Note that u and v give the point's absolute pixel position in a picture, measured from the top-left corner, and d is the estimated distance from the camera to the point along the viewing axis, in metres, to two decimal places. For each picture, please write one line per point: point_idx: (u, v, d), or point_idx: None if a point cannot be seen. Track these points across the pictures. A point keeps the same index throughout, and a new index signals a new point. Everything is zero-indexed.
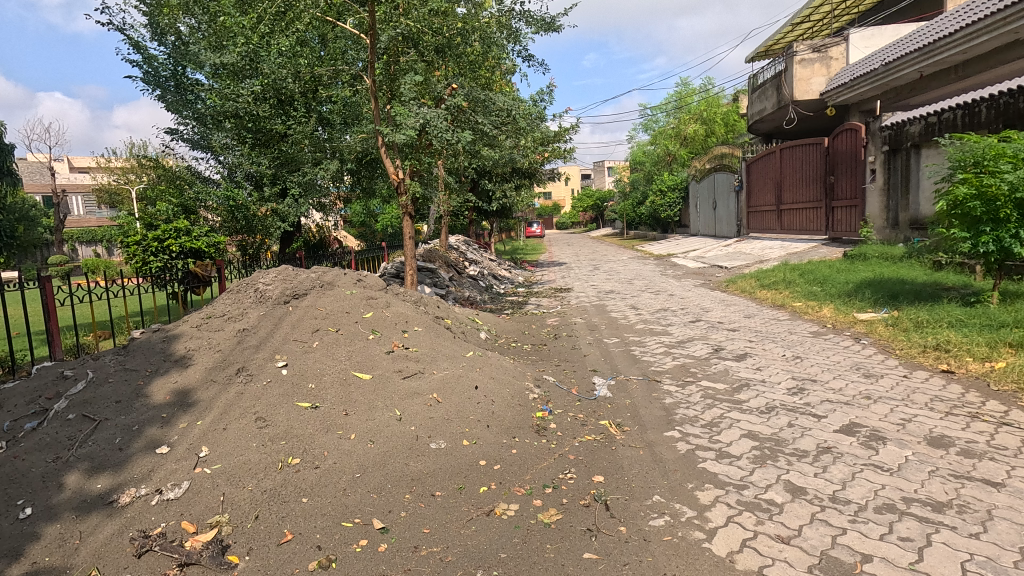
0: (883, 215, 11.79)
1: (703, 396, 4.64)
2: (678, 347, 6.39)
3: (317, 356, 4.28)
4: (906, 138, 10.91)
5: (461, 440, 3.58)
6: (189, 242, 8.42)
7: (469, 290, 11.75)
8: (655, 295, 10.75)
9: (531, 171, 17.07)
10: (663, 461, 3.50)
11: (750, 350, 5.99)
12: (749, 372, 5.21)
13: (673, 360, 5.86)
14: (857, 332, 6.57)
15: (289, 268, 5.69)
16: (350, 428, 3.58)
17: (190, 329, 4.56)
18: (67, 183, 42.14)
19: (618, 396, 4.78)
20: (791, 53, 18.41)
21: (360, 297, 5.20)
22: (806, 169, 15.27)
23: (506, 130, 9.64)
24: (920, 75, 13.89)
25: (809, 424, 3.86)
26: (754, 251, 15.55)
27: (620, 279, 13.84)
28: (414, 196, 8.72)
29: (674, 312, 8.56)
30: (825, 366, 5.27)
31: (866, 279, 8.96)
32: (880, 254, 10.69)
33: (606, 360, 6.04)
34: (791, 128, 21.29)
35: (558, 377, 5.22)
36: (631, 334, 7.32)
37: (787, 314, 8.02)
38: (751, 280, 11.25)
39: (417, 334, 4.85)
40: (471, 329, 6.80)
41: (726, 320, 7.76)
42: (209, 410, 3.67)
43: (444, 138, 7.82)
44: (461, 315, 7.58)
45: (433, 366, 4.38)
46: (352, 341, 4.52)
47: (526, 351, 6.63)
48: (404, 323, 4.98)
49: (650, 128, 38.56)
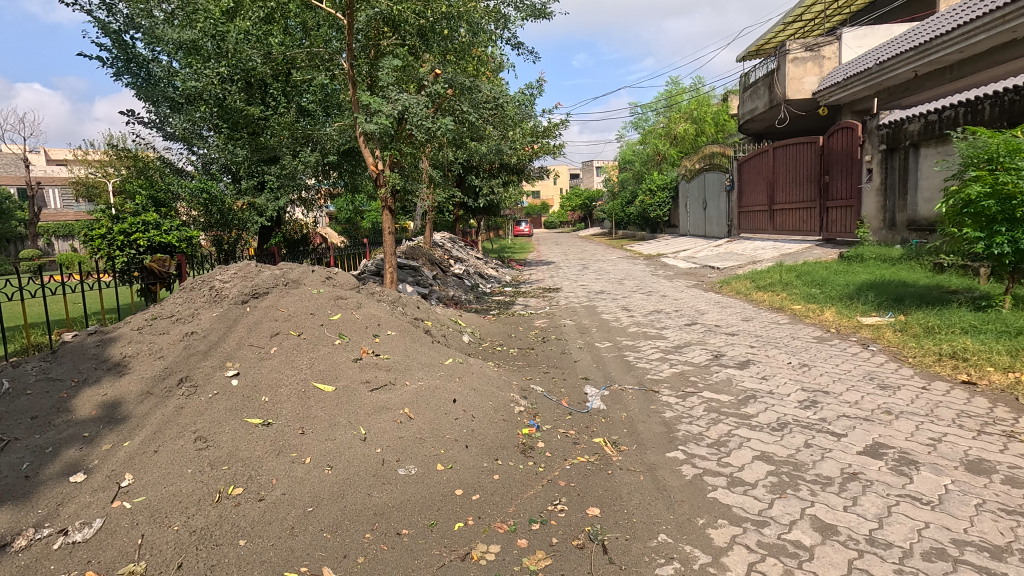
0: (880, 216, 11.49)
1: (706, 409, 4.21)
2: (674, 353, 5.97)
3: (273, 364, 3.77)
4: (905, 137, 10.60)
5: (435, 464, 3.10)
6: (158, 236, 7.84)
7: (454, 290, 11.26)
8: (647, 295, 10.35)
9: (520, 166, 16.59)
10: (667, 489, 3.04)
11: (753, 357, 5.58)
12: (754, 382, 4.79)
13: (670, 367, 5.44)
14: (863, 338, 6.19)
15: (251, 264, 5.16)
16: (305, 450, 3.08)
17: (130, 331, 4.02)
18: (42, 175, 40.86)
19: (612, 408, 4.33)
20: (784, 52, 18.10)
21: (328, 297, 4.68)
22: (799, 169, 14.98)
23: (492, 120, 9.14)
24: (915, 74, 13.63)
25: (829, 444, 3.44)
26: (746, 252, 15.24)
27: (610, 279, 13.44)
28: (394, 189, 8.21)
29: (668, 314, 8.15)
30: (835, 375, 4.86)
31: (867, 281, 8.61)
32: (878, 255, 10.39)
33: (598, 366, 5.60)
34: (782, 127, 21.03)
35: (546, 386, 4.76)
36: (624, 338, 6.90)
37: (787, 317, 7.63)
38: (746, 280, 10.88)
39: (389, 338, 4.34)
40: (453, 331, 6.30)
41: (724, 323, 7.36)
42: (141, 428, 3.14)
43: (425, 127, 7.32)
44: (443, 316, 7.09)
45: (406, 376, 3.87)
46: (315, 347, 4.01)
47: (513, 356, 6.16)
48: (376, 326, 4.48)
49: (640, 127, 38.28)
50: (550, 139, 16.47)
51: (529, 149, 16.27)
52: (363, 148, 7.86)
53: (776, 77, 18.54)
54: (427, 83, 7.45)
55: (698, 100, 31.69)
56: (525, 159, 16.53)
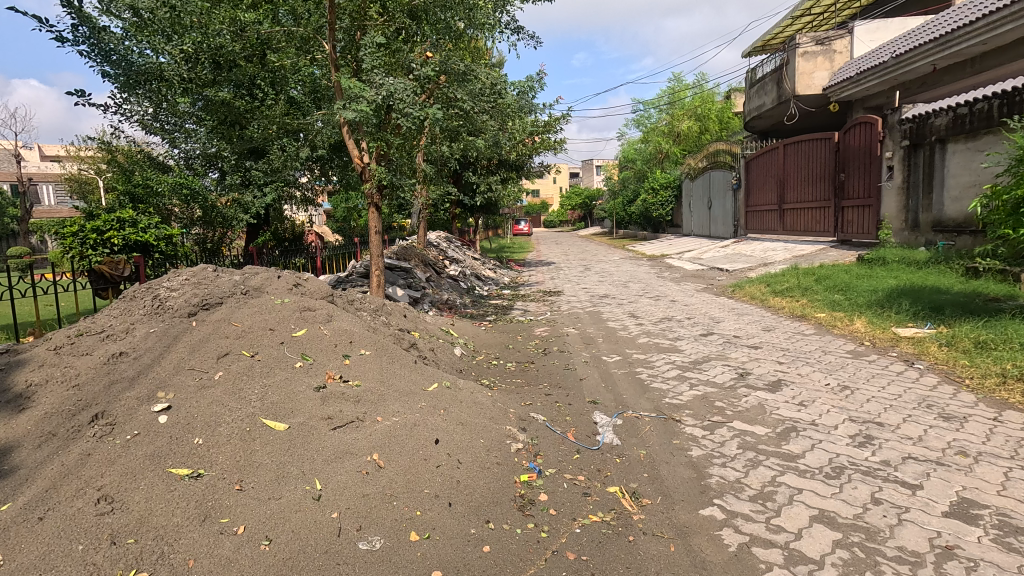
0: (902, 216, 10.82)
1: (741, 447, 3.52)
2: (692, 369, 5.28)
3: (214, 394, 3.07)
4: (931, 132, 9.93)
5: (407, 533, 2.40)
6: (135, 234, 7.01)
7: (449, 293, 10.55)
8: (655, 300, 9.66)
9: (519, 162, 15.89)
10: (707, 567, 2.35)
11: (784, 377, 4.89)
12: (790, 409, 4.10)
13: (689, 389, 4.75)
14: (905, 353, 5.50)
15: (204, 269, 4.45)
16: (240, 515, 2.38)
17: (46, 353, 3.33)
18: (34, 170, 40.04)
19: (628, 443, 3.63)
20: (793, 45, 17.36)
21: (293, 308, 3.99)
22: (812, 167, 14.29)
23: (491, 111, 8.44)
24: (933, 68, 12.94)
25: (904, 501, 2.75)
26: (756, 253, 14.55)
27: (614, 281, 12.77)
28: (381, 184, 7.51)
29: (680, 323, 7.47)
30: (885, 401, 4.17)
31: (895, 286, 7.94)
32: (900, 257, 9.72)
33: (607, 386, 4.91)
34: (791, 124, 20.34)
35: (549, 414, 4.06)
36: (633, 350, 6.21)
37: (812, 327, 6.93)
38: (761, 284, 10.20)
39: (364, 358, 3.66)
40: (443, 345, 5.60)
41: (744, 334, 6.67)
42: (30, 484, 2.46)
43: (412, 115, 6.61)
44: (434, 324, 6.39)
45: (379, 409, 3.17)
46: (272, 372, 3.32)
47: (511, 373, 5.46)
48: (348, 343, 3.79)
49: (642, 124, 37.58)
50: (551, 135, 15.78)
51: (529, 145, 15.57)
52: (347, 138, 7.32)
53: (784, 72, 17.83)
54: (415, 66, 6.73)
55: (702, 97, 30.97)
56: (524, 155, 15.81)
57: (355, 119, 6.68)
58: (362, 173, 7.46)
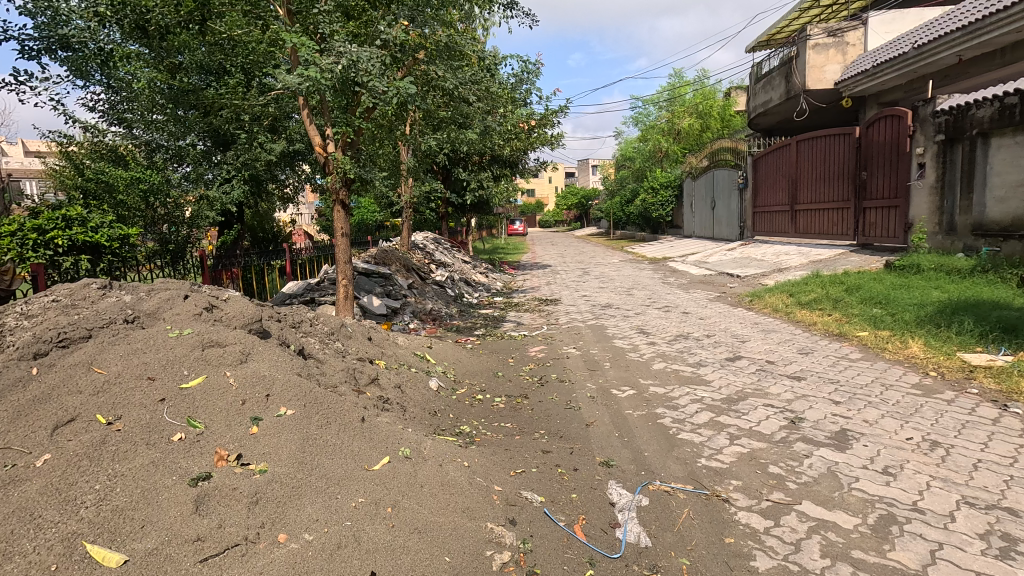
0: (935, 218, 9.77)
1: (826, 555, 2.42)
2: (727, 412, 4.18)
3: (20, 499, 1.91)
4: (971, 125, 8.90)
5: None
6: (85, 234, 6.10)
7: (433, 301, 9.43)
8: (664, 311, 8.60)
9: (513, 158, 14.81)
10: None
11: (849, 427, 3.79)
12: (874, 482, 3.01)
13: (730, 443, 3.64)
14: (989, 388, 4.43)
15: (86, 284, 3.32)
16: None
17: None
18: (15, 164, 38.58)
19: (663, 546, 2.53)
20: (803, 37, 16.27)
21: (191, 346, 2.85)
22: (829, 165, 13.22)
23: (477, 91, 7.25)
24: (959, 60, 11.92)
25: None
26: (768, 258, 13.51)
27: (617, 288, 11.70)
28: (348, 179, 6.28)
29: (699, 343, 6.37)
30: (1000, 471, 3.09)
31: (944, 299, 6.91)
32: (937, 264, 8.67)
33: (621, 439, 3.80)
34: (801, 120, 19.31)
35: (547, 491, 2.94)
36: (647, 380, 5.11)
37: (857, 350, 5.84)
38: (782, 293, 9.15)
39: (283, 420, 2.54)
40: (413, 378, 4.48)
41: (777, 359, 5.61)
42: None
43: (377, 90, 5.47)
44: (409, 347, 5.25)
45: (285, 521, 2.03)
46: (130, 453, 2.18)
47: (498, 415, 4.36)
48: (265, 397, 2.66)
49: (641, 122, 36.65)
50: (546, 129, 14.71)
51: (524, 140, 14.44)
52: (303, 115, 6.11)
53: (795, 65, 16.71)
54: (382, 29, 5.49)
55: (702, 93, 29.99)
56: (518, 151, 14.71)
57: (307, 90, 5.52)
58: (324, 165, 6.26)
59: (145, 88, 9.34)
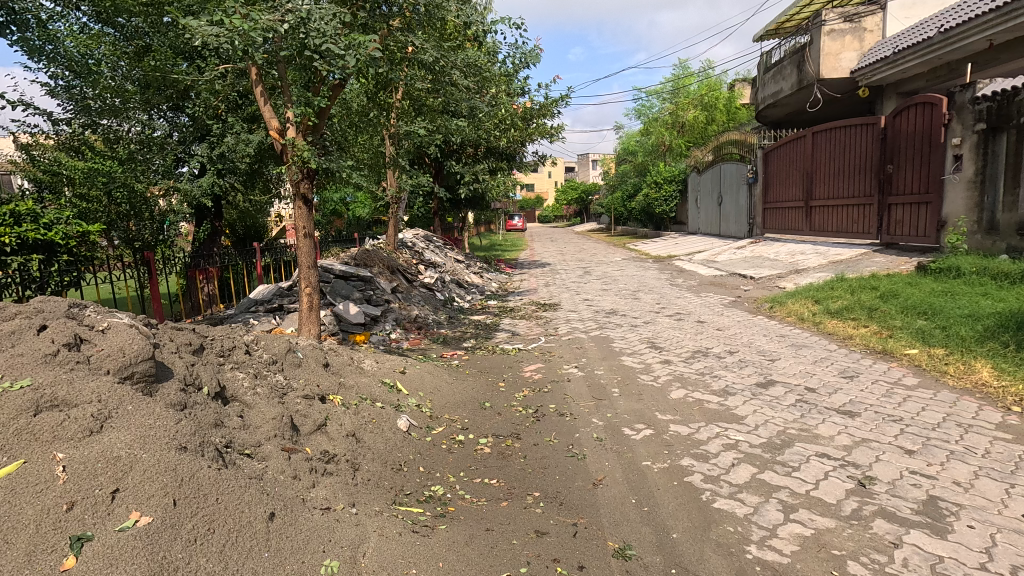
0: (973, 215, 8.87)
1: None
2: (772, 467, 3.26)
3: None
4: (1017, 113, 7.98)
5: None
6: (38, 231, 5.66)
7: (420, 307, 8.51)
8: (676, 320, 7.70)
9: (511, 150, 13.87)
10: None
11: (939, 495, 2.87)
12: None
13: (785, 517, 2.74)
14: None
15: None
16: None
17: None
18: None
19: None
20: (818, 23, 15.21)
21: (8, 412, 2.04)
22: (849, 158, 12.27)
23: (465, 70, 6.29)
24: (989, 44, 10.91)
25: None
26: (782, 258, 12.60)
27: (621, 291, 10.82)
28: (311, 170, 5.31)
29: (721, 362, 5.48)
30: None
31: (1000, 309, 6.00)
32: (979, 266, 7.76)
33: (639, 508, 2.90)
34: (814, 112, 18.29)
35: None
36: (665, 415, 4.19)
37: (911, 373, 4.94)
38: (805, 299, 8.27)
39: (123, 539, 1.76)
40: (378, 420, 3.58)
41: (818, 385, 4.71)
42: None
43: (336, 57, 4.52)
44: (375, 372, 4.32)
45: None
46: None
47: (481, 466, 3.46)
48: (110, 497, 1.90)
49: (643, 115, 35.69)
50: (546, 120, 13.74)
51: (521, 131, 13.48)
52: (257, 93, 5.14)
53: (808, 52, 15.63)
54: None
55: (708, 85, 28.99)
56: (515, 143, 13.77)
57: (254, 55, 4.55)
58: (282, 154, 5.27)
59: (107, 63, 8.38)
